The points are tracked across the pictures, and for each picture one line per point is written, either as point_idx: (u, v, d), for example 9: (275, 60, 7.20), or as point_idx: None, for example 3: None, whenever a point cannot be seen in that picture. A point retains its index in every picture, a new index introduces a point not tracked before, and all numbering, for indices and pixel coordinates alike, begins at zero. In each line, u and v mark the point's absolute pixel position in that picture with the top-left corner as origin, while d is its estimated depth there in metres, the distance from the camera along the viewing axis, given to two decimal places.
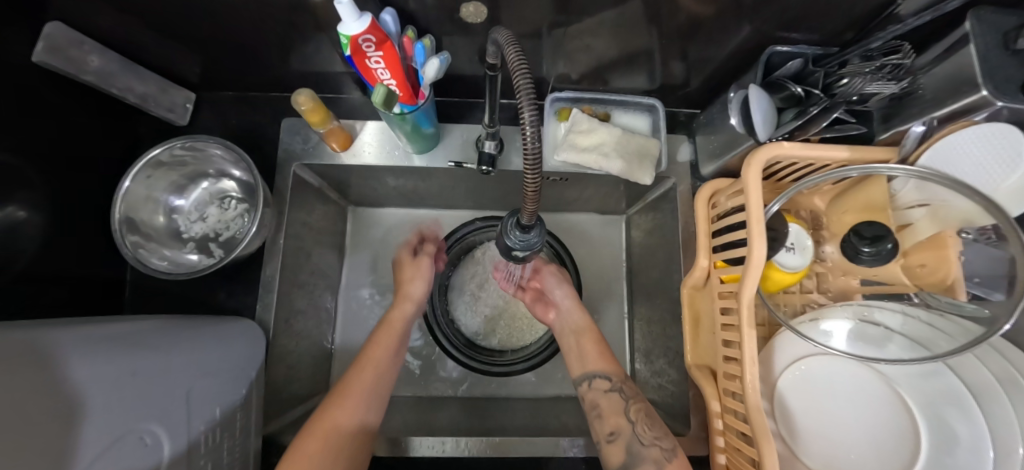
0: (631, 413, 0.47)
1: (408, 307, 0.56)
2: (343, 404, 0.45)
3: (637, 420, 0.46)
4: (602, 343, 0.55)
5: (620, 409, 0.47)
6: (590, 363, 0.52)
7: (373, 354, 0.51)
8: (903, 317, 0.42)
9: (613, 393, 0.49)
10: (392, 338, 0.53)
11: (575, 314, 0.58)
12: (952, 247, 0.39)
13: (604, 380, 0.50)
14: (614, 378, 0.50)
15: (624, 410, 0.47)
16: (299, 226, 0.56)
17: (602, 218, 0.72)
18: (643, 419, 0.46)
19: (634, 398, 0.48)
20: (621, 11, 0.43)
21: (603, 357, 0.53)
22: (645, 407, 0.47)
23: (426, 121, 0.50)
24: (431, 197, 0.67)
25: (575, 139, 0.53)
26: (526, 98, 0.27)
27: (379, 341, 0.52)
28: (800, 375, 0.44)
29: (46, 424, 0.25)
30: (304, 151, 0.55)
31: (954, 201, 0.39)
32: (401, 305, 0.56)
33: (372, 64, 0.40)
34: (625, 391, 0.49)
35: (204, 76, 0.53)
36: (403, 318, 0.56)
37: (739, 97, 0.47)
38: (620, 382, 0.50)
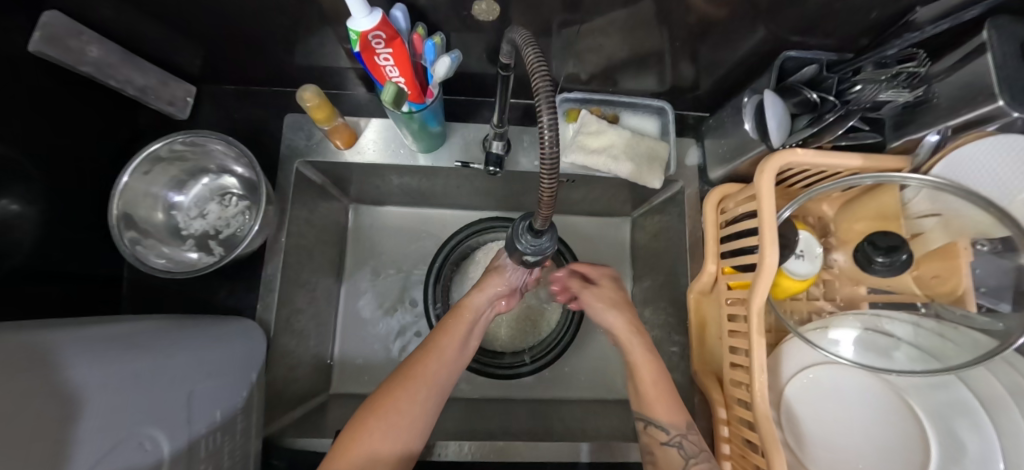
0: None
1: (484, 295, 0.51)
2: (408, 388, 0.42)
3: None
4: (666, 384, 0.45)
5: (679, 467, 0.41)
6: (652, 408, 0.45)
7: (445, 342, 0.47)
8: (913, 328, 0.42)
9: (672, 447, 0.42)
10: (463, 328, 0.49)
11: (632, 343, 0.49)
12: (962, 257, 0.39)
13: (663, 431, 0.43)
14: (676, 431, 0.43)
15: (683, 468, 0.41)
16: (302, 224, 0.55)
17: (606, 220, 0.72)
18: None
19: (697, 458, 0.41)
20: (633, 11, 0.42)
21: (665, 402, 0.44)
22: (710, 467, 0.41)
23: (434, 120, 0.49)
24: (435, 196, 0.66)
25: (584, 140, 0.52)
26: (545, 102, 0.26)
27: (450, 329, 0.48)
28: (808, 384, 0.43)
29: (48, 428, 0.25)
30: (307, 148, 0.54)
31: (966, 211, 0.39)
32: (479, 292, 0.51)
33: (381, 61, 0.39)
34: (687, 448, 0.42)
35: (205, 68, 0.52)
36: (479, 305, 0.51)
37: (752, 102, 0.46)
38: (682, 437, 0.43)
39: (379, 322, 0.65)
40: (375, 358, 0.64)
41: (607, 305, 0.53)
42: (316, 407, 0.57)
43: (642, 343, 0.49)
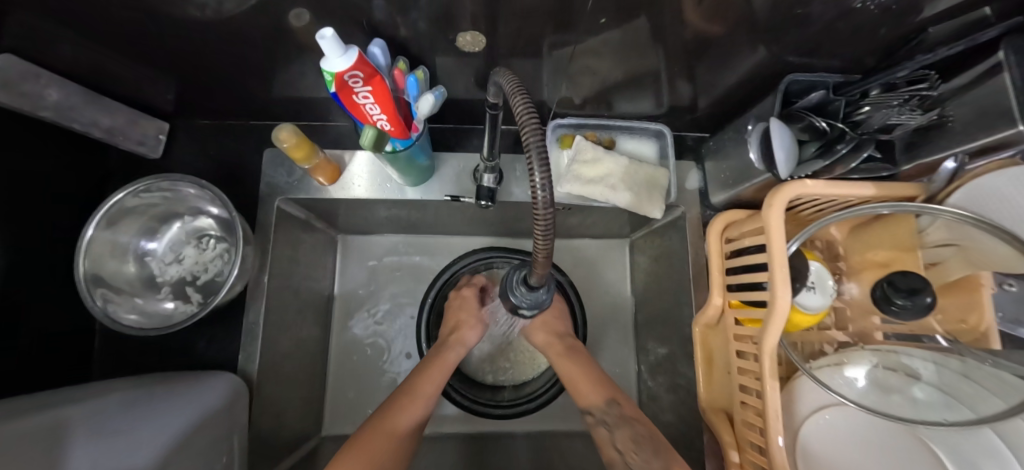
0: (620, 443, 0.44)
1: (461, 349, 0.54)
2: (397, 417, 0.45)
3: (625, 449, 0.43)
4: (588, 371, 0.51)
5: (608, 440, 0.45)
6: (580, 396, 0.50)
7: (425, 387, 0.49)
8: (936, 367, 0.39)
9: (600, 426, 0.47)
10: (442, 376, 0.51)
11: (554, 349, 0.55)
12: (984, 291, 0.37)
13: (590, 414, 0.48)
14: (597, 411, 0.47)
15: (612, 441, 0.45)
16: (286, 263, 0.53)
17: (604, 243, 0.69)
18: (629, 445, 0.43)
19: (618, 427, 0.45)
20: (625, 31, 0.39)
21: (587, 385, 0.50)
22: (632, 433, 0.44)
23: (420, 154, 0.46)
24: (426, 225, 0.63)
25: (579, 169, 0.50)
26: (536, 157, 0.24)
27: (428, 375, 0.50)
28: (824, 424, 0.41)
29: None
30: (289, 185, 0.51)
31: (989, 242, 0.36)
32: (453, 349, 0.54)
33: (361, 100, 0.36)
34: (610, 421, 0.46)
35: (178, 104, 0.49)
36: (455, 358, 0.53)
37: (757, 130, 0.44)
38: (606, 414, 0.47)
39: (371, 360, 0.62)
40: (368, 397, 0.61)
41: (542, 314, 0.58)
42: (306, 455, 0.54)
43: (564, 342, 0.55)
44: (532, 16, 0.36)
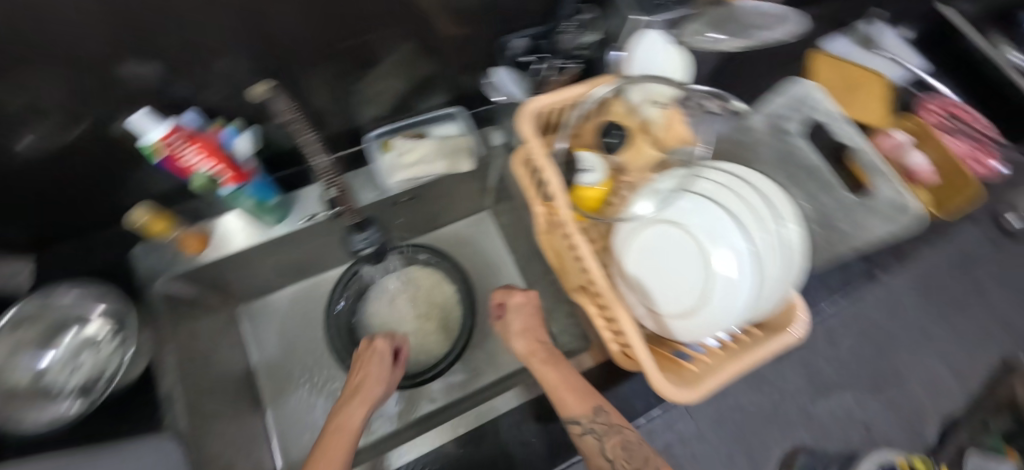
0: (608, 451, 0.50)
1: (360, 408, 0.56)
2: None
3: (616, 456, 0.50)
4: (576, 382, 0.54)
5: (598, 449, 0.51)
6: (564, 406, 0.52)
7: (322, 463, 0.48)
8: (676, 179, 0.54)
9: (589, 436, 0.51)
10: (345, 443, 0.51)
11: (537, 361, 0.58)
12: (679, 119, 0.55)
13: (577, 424, 0.51)
14: (586, 420, 0.51)
15: (601, 448, 0.50)
16: (187, 334, 0.58)
17: (471, 220, 0.82)
18: (621, 454, 0.50)
19: (608, 435, 0.51)
20: (381, 53, 0.54)
21: (575, 397, 0.52)
22: (621, 440, 0.51)
23: (267, 192, 0.56)
24: (312, 263, 0.72)
25: (403, 159, 0.63)
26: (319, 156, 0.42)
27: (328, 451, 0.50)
28: (638, 254, 0.53)
29: None
30: (165, 266, 0.57)
31: (661, 89, 0.55)
32: (352, 405, 0.56)
33: (189, 160, 0.47)
34: (598, 430, 0.51)
35: (35, 234, 0.55)
36: (357, 423, 0.54)
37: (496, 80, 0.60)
38: (593, 423, 0.51)
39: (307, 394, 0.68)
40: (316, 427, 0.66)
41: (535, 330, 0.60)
42: None
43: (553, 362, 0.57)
44: (300, 61, 0.49)
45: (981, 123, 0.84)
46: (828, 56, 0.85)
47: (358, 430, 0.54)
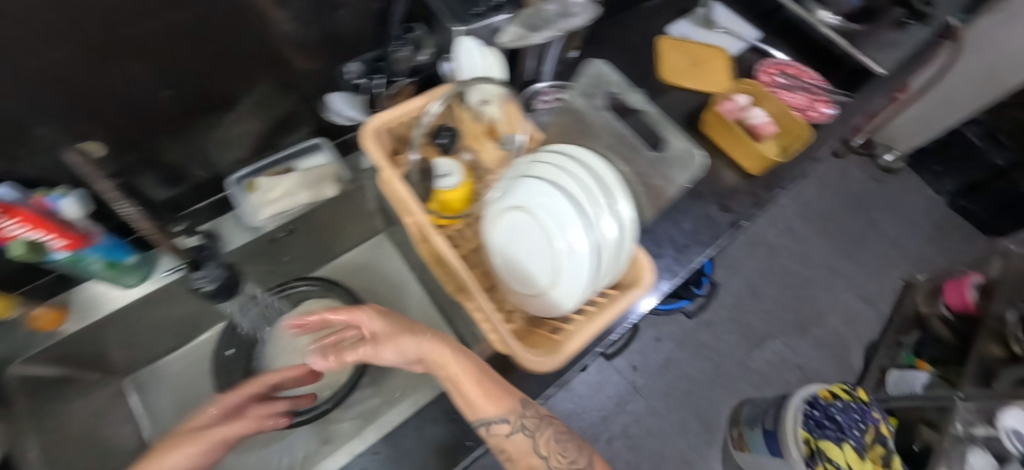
0: (542, 447, 0.49)
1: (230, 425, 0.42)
2: None
3: (551, 454, 0.49)
4: (493, 379, 0.50)
5: (529, 448, 0.48)
6: (484, 408, 0.48)
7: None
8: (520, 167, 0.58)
9: (517, 434, 0.48)
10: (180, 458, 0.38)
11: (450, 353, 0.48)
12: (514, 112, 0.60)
13: (505, 424, 0.48)
14: (514, 417, 0.48)
15: (532, 447, 0.48)
16: (51, 417, 0.55)
17: (367, 245, 0.83)
18: (555, 447, 0.50)
19: (538, 432, 0.49)
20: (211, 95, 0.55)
21: (493, 396, 0.48)
22: (555, 431, 0.51)
23: (120, 252, 0.56)
24: (198, 318, 0.70)
25: (268, 197, 0.62)
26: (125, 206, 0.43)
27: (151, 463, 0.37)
28: (501, 244, 0.57)
29: None
30: (14, 349, 0.54)
31: (489, 89, 0.58)
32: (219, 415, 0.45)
33: (11, 231, 0.44)
34: (528, 426, 0.49)
35: None
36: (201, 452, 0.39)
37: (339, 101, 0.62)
38: (522, 420, 0.48)
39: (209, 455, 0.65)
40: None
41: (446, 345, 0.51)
42: None
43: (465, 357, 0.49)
44: (120, 114, 0.49)
45: (810, 76, 0.96)
46: (671, 40, 0.94)
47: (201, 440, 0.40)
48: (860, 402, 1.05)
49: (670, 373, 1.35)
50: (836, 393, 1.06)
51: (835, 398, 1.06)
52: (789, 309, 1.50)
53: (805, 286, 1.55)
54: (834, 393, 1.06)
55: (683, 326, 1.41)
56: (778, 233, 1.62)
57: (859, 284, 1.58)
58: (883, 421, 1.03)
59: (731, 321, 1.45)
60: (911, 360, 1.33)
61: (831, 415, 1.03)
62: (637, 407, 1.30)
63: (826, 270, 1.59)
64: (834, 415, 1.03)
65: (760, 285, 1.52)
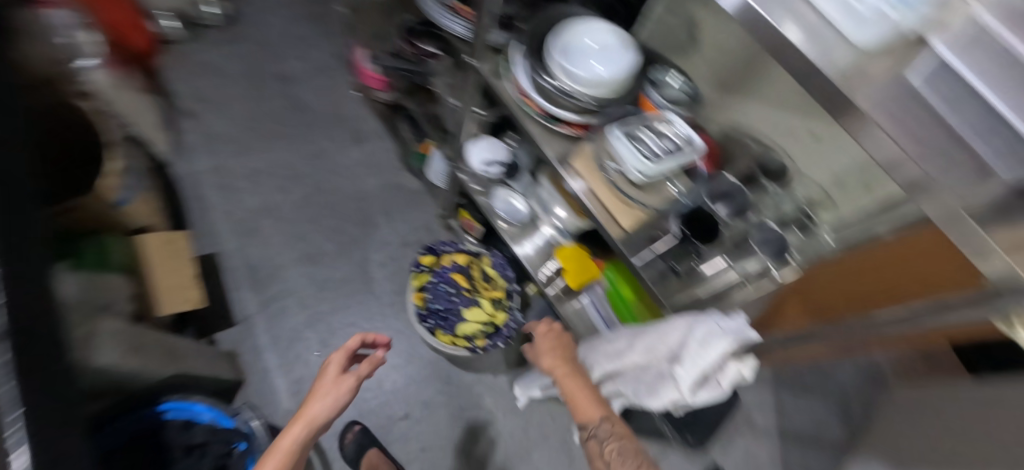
0: (605, 449, 0.72)
1: (332, 370, 0.88)
2: (291, 433, 0.76)
3: (611, 456, 0.70)
4: (588, 398, 0.80)
5: (598, 449, 0.73)
6: (580, 411, 0.79)
7: (313, 410, 0.80)
8: None
9: (592, 439, 0.75)
10: (317, 411, 0.80)
11: (567, 376, 0.84)
12: None
13: (588, 428, 0.76)
14: (593, 425, 0.76)
15: (601, 450, 0.73)
16: None
17: None
18: (615, 454, 0.70)
19: (609, 440, 0.73)
20: None
21: (589, 407, 0.78)
22: (619, 446, 0.71)
23: None
24: None
25: None
26: None
27: (296, 423, 0.78)
28: None
29: None
30: None
31: None
32: (323, 390, 0.84)
33: None
34: (602, 433, 0.75)
35: None
36: (344, 392, 0.84)
37: None
38: (598, 427, 0.75)
39: None
40: None
41: (546, 346, 0.91)
42: None
43: (588, 388, 0.82)
44: None
45: None
46: None
47: (337, 401, 0.83)
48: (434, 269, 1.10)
49: (371, 396, 1.29)
50: (421, 289, 1.09)
51: (425, 295, 1.08)
52: (343, 217, 1.51)
53: (319, 190, 1.54)
54: (420, 290, 1.09)
55: (313, 356, 1.30)
56: (257, 201, 1.48)
57: (342, 144, 1.63)
58: (456, 253, 1.12)
59: (331, 291, 1.39)
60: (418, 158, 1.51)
61: (436, 310, 1.07)
62: (394, 448, 1.24)
63: (320, 172, 1.57)
64: (438, 307, 1.07)
65: (307, 248, 1.44)
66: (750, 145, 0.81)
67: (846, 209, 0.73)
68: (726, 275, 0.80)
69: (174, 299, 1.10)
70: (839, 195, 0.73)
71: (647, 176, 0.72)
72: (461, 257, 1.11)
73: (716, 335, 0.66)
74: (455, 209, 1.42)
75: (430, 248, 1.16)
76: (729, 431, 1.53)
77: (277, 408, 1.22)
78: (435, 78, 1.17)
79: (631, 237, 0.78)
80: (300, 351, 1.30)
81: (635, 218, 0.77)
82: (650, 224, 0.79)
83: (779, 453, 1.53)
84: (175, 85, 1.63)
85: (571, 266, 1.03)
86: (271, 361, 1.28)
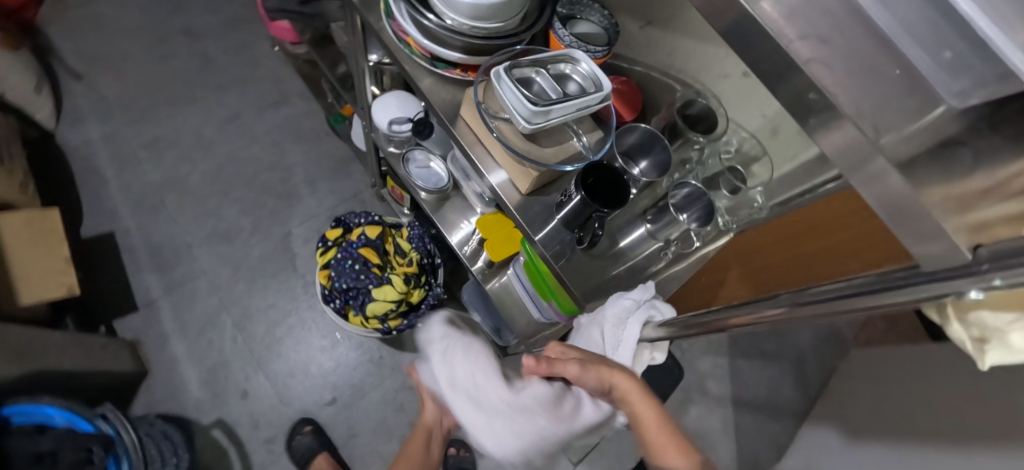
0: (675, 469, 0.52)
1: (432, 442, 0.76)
2: None
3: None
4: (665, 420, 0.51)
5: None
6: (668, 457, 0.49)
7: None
8: None
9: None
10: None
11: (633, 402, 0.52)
12: None
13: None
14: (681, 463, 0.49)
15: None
16: None
17: None
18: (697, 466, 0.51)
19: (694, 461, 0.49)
20: None
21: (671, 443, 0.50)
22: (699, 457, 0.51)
23: None
24: None
25: None
26: None
27: None
28: None
29: None
30: None
31: None
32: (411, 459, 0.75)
33: None
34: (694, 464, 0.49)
35: None
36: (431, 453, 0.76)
37: None
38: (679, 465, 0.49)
39: None
40: None
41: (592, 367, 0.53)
42: None
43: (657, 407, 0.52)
44: None
45: None
46: None
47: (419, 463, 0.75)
48: (342, 243, 1.01)
49: (295, 381, 1.20)
50: (326, 264, 1.01)
51: (330, 272, 0.99)
52: (262, 190, 1.34)
53: (235, 160, 1.36)
54: (326, 266, 1.01)
55: (226, 343, 1.19)
56: (161, 172, 1.32)
57: (259, 105, 1.44)
58: (365, 226, 1.02)
59: (247, 271, 1.26)
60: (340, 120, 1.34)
61: (343, 289, 0.98)
62: None
63: (235, 138, 1.39)
64: (344, 286, 0.97)
65: (218, 224, 1.29)
66: (677, 89, 0.72)
67: (782, 162, 0.68)
68: (649, 244, 0.73)
69: (38, 286, 0.96)
70: (771, 143, 0.68)
71: (534, 126, 0.62)
72: (368, 230, 1.00)
73: (630, 316, 0.60)
74: (382, 175, 1.29)
75: (338, 220, 1.06)
76: (681, 399, 1.50)
77: (184, 396, 1.13)
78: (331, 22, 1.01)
79: (530, 198, 0.72)
80: (213, 338, 1.19)
81: (527, 179, 0.68)
82: (548, 181, 0.71)
83: (732, 418, 1.50)
84: (61, 40, 1.42)
85: (491, 236, 0.95)
86: (181, 349, 1.17)
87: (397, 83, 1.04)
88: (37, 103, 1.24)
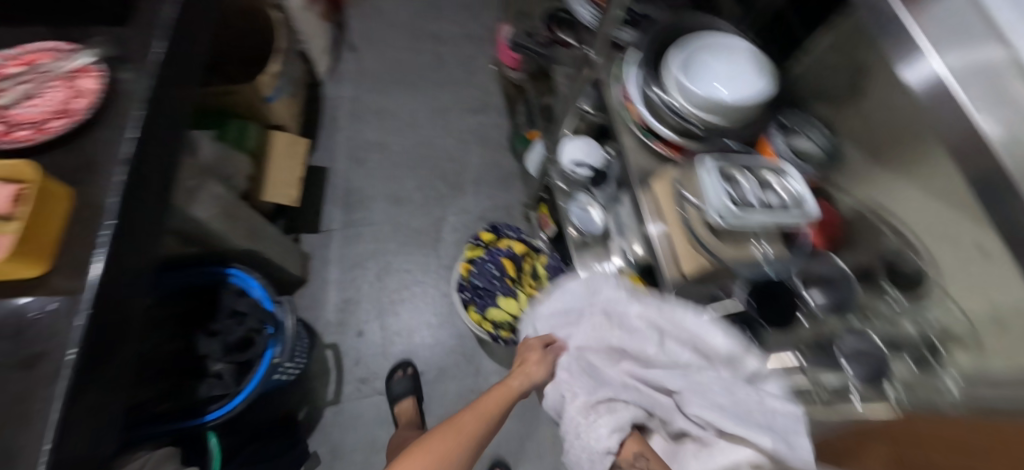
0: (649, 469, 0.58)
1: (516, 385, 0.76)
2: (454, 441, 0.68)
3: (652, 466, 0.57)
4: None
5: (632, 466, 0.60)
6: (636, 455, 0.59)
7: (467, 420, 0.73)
8: None
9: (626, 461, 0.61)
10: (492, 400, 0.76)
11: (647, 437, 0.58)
12: None
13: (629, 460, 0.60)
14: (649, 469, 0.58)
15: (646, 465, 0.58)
16: None
17: None
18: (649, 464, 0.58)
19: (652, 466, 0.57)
20: None
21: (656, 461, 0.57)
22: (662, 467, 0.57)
23: None
24: None
25: None
26: None
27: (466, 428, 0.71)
28: None
29: None
30: None
31: None
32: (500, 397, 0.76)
33: None
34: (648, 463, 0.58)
35: None
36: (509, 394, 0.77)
37: None
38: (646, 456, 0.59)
39: None
40: None
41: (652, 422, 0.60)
42: None
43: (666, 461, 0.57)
44: None
45: (63, 105, 0.71)
46: None
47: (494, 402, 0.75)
48: (490, 247, 1.15)
49: (400, 342, 1.36)
50: (472, 259, 1.14)
51: (471, 267, 1.13)
52: (439, 177, 1.57)
53: (429, 146, 1.62)
54: (470, 260, 1.14)
55: (365, 286, 1.42)
56: (375, 136, 1.63)
57: (464, 109, 1.69)
58: (513, 242, 1.15)
59: (403, 237, 1.48)
60: (523, 142, 1.51)
61: (476, 287, 1.11)
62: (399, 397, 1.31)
63: (436, 128, 1.66)
64: (478, 284, 1.11)
65: (397, 191, 1.55)
66: (885, 234, 0.64)
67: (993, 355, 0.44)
68: None
69: (276, 191, 1.30)
70: (990, 335, 0.47)
71: (730, 225, 0.64)
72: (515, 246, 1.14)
73: None
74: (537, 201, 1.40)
75: (492, 227, 1.22)
76: None
77: (321, 313, 1.37)
78: (557, 67, 1.17)
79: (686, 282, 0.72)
80: (358, 277, 1.42)
81: (698, 266, 0.70)
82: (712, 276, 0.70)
83: None
84: (353, 19, 1.87)
85: None
86: (333, 275, 1.42)
87: (591, 130, 1.15)
88: (323, 61, 1.66)
